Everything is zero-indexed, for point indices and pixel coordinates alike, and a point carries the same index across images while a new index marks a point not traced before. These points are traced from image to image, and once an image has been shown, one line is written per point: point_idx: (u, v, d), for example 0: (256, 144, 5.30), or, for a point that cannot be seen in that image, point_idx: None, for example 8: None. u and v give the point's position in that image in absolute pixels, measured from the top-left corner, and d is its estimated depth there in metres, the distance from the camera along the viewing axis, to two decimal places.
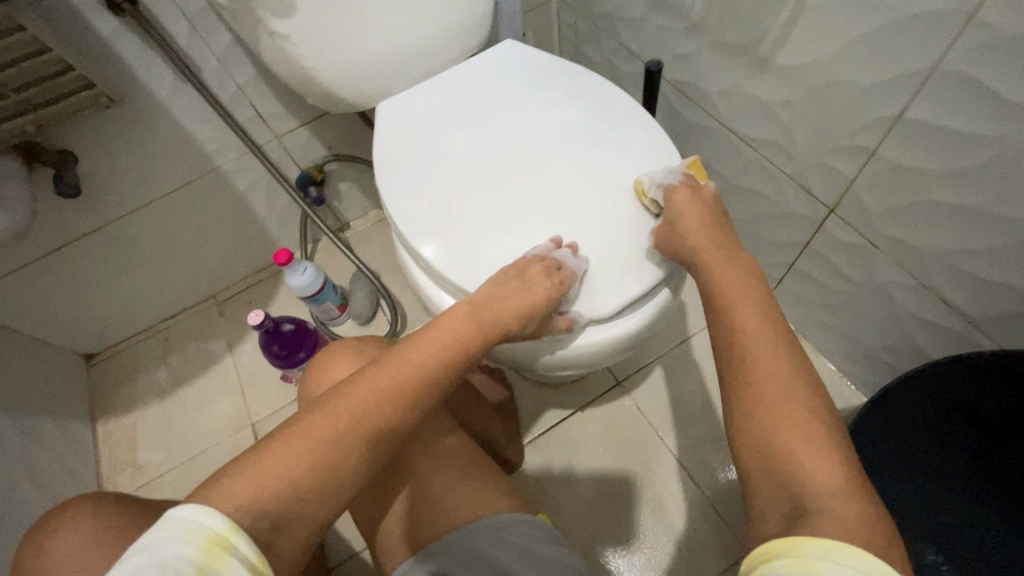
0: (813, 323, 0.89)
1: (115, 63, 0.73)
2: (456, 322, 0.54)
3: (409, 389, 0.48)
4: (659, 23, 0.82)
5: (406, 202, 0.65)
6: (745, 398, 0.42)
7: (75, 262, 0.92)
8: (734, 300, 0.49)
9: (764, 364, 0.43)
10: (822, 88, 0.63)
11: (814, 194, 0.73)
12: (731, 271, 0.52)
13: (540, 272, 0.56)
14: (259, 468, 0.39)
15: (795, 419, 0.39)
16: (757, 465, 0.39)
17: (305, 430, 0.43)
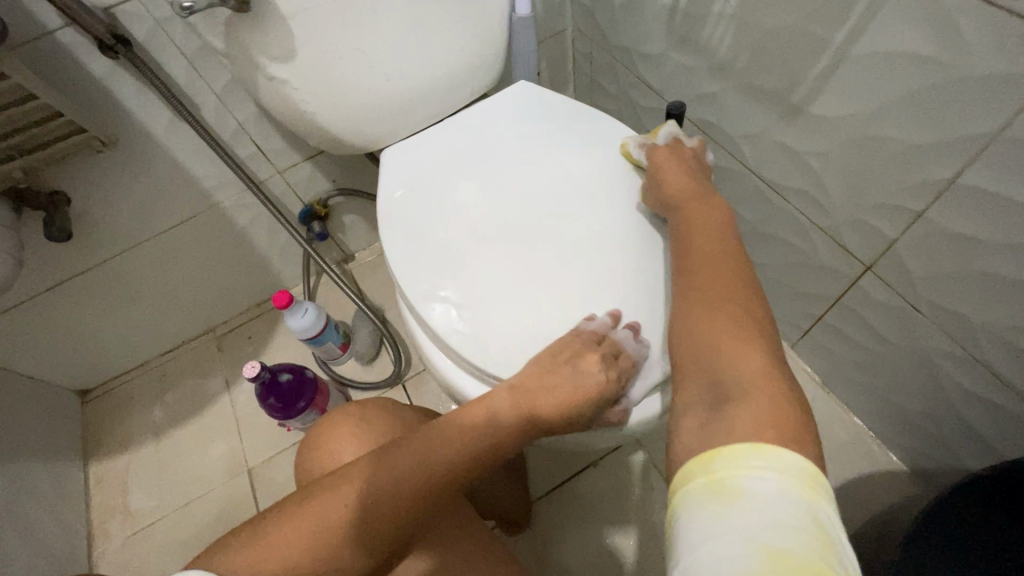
0: (843, 378, 0.83)
1: (109, 103, 0.69)
2: (491, 412, 0.48)
3: (425, 487, 0.44)
4: (680, 61, 0.78)
5: (414, 265, 0.61)
6: (689, 312, 0.43)
7: (68, 301, 0.89)
8: (697, 236, 0.48)
9: (715, 288, 0.43)
10: (862, 142, 0.58)
11: (849, 249, 0.68)
12: (701, 206, 0.51)
13: (594, 360, 0.50)
14: (260, 552, 0.41)
15: (737, 338, 0.39)
16: (691, 369, 0.39)
17: (307, 515, 0.43)
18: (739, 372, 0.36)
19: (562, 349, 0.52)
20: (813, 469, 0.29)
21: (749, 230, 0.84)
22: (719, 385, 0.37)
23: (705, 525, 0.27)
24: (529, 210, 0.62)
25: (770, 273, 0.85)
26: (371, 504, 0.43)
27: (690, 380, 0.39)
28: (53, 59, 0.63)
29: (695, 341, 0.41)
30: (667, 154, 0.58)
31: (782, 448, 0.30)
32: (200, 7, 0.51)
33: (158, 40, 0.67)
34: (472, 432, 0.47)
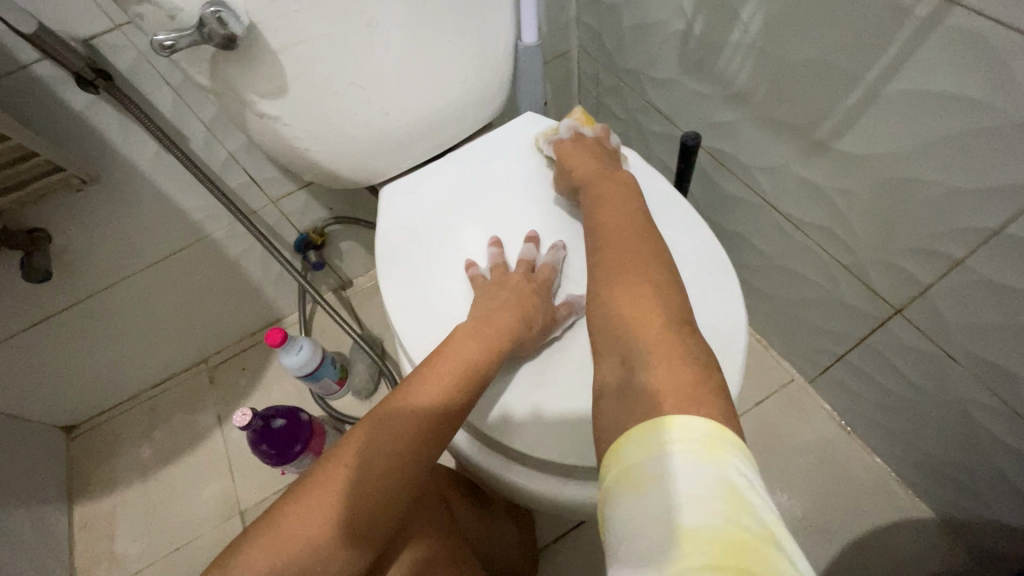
0: (866, 420, 0.79)
1: (90, 138, 0.66)
2: (464, 338, 0.48)
3: (420, 425, 0.44)
4: (693, 88, 0.74)
5: (415, 323, 0.56)
6: (597, 295, 0.43)
7: (50, 338, 0.85)
8: (606, 219, 0.50)
9: (622, 266, 0.44)
10: (894, 183, 0.54)
11: (876, 290, 0.64)
12: (610, 186, 0.53)
13: (519, 279, 0.54)
14: (274, 538, 0.39)
15: (642, 314, 0.40)
16: (605, 351, 0.40)
17: (313, 490, 0.41)
18: (646, 348, 0.38)
19: (502, 279, 0.55)
20: (716, 428, 0.30)
21: (765, 262, 0.80)
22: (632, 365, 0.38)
23: (625, 516, 0.28)
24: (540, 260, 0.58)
25: (788, 307, 0.81)
26: (371, 457, 0.42)
27: (604, 362, 0.40)
28: (28, 94, 0.59)
29: (607, 323, 0.41)
30: (574, 142, 0.60)
31: (677, 415, 0.31)
32: (180, 46, 0.47)
33: (142, 71, 0.64)
34: (447, 363, 0.46)
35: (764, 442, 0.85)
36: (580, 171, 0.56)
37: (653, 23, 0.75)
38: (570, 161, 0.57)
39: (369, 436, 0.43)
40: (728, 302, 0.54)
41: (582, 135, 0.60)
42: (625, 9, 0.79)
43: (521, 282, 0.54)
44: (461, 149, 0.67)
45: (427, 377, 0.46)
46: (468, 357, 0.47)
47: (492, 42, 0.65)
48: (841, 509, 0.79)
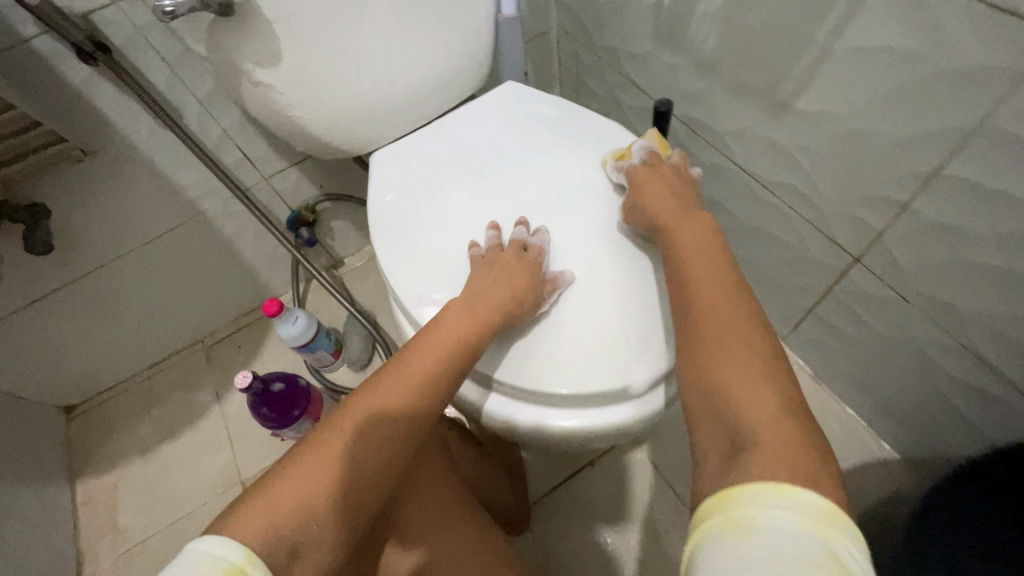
0: (836, 371, 0.84)
1: (88, 112, 0.68)
2: (456, 317, 0.51)
3: (412, 398, 0.47)
4: (665, 59, 0.78)
5: (407, 278, 0.60)
6: (699, 350, 0.42)
7: (50, 316, 0.86)
8: (693, 265, 0.47)
9: (717, 318, 0.43)
10: (848, 137, 0.59)
11: (837, 242, 0.69)
12: (688, 227, 0.50)
13: (511, 256, 0.56)
14: (273, 498, 0.40)
15: (747, 381, 0.38)
16: (706, 415, 0.39)
17: (313, 454, 0.43)
18: (760, 417, 0.36)
19: (497, 257, 0.56)
20: (833, 506, 0.28)
21: (738, 226, 0.85)
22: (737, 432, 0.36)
23: (722, 561, 0.27)
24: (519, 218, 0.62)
25: (760, 268, 0.86)
26: (367, 424, 0.45)
27: (706, 422, 0.39)
28: (29, 68, 0.61)
29: (708, 384, 0.40)
30: (649, 170, 0.58)
31: (791, 484, 0.29)
32: (180, 12, 0.50)
33: (138, 47, 0.66)
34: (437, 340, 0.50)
35: None
36: (655, 208, 0.54)
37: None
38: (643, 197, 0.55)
39: (365, 403, 0.46)
40: None
41: (655, 165, 0.58)
42: None
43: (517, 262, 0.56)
44: (447, 117, 0.71)
45: (423, 354, 0.49)
46: (460, 334, 0.50)
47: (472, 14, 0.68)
48: None
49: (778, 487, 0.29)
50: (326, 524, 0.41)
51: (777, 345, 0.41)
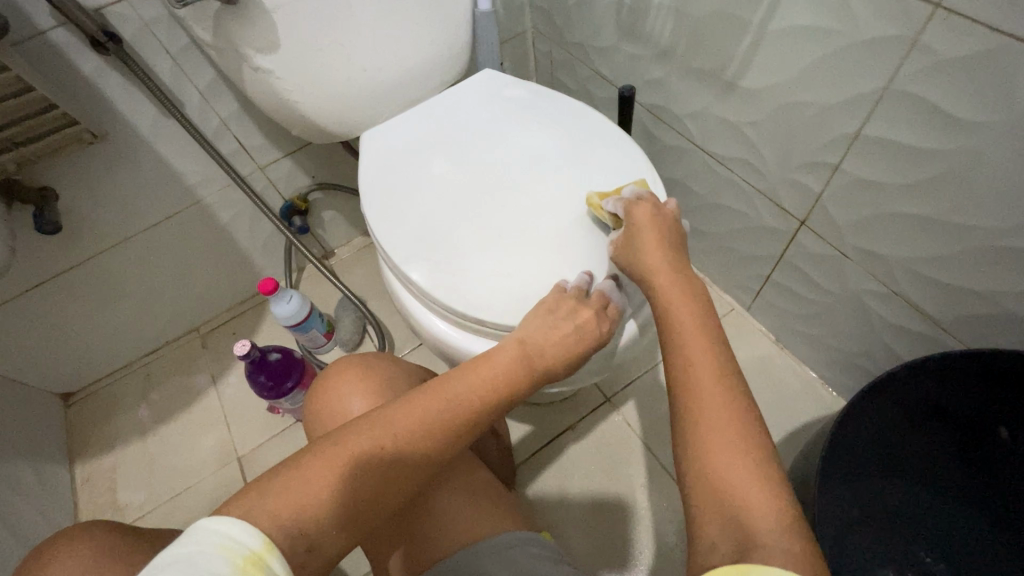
0: (794, 333, 0.91)
1: (97, 100, 0.73)
2: (502, 364, 0.52)
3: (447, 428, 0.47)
4: (629, 51, 0.86)
5: (398, 233, 0.66)
6: (694, 413, 0.41)
7: (52, 299, 0.90)
8: (687, 335, 0.45)
9: (708, 393, 0.41)
10: (785, 109, 0.66)
11: (785, 207, 0.76)
12: (681, 292, 0.49)
13: (592, 316, 0.55)
14: (283, 494, 0.39)
15: (734, 458, 0.37)
16: (706, 499, 0.37)
17: (330, 457, 0.42)
18: (762, 510, 0.34)
19: (562, 303, 0.56)
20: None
21: (700, 202, 0.92)
22: (737, 519, 0.34)
23: None
24: (499, 179, 0.68)
25: (722, 241, 0.93)
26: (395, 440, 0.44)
27: (705, 500, 0.37)
28: (46, 57, 0.67)
29: (703, 459, 0.38)
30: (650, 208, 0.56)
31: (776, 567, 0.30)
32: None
33: (145, 40, 0.72)
34: (482, 376, 0.51)
35: None
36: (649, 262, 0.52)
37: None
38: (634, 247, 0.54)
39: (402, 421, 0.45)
40: None
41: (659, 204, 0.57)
42: None
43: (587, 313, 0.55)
44: (432, 98, 0.78)
45: (459, 384, 0.50)
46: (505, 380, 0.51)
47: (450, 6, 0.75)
48: (776, 412, 0.91)
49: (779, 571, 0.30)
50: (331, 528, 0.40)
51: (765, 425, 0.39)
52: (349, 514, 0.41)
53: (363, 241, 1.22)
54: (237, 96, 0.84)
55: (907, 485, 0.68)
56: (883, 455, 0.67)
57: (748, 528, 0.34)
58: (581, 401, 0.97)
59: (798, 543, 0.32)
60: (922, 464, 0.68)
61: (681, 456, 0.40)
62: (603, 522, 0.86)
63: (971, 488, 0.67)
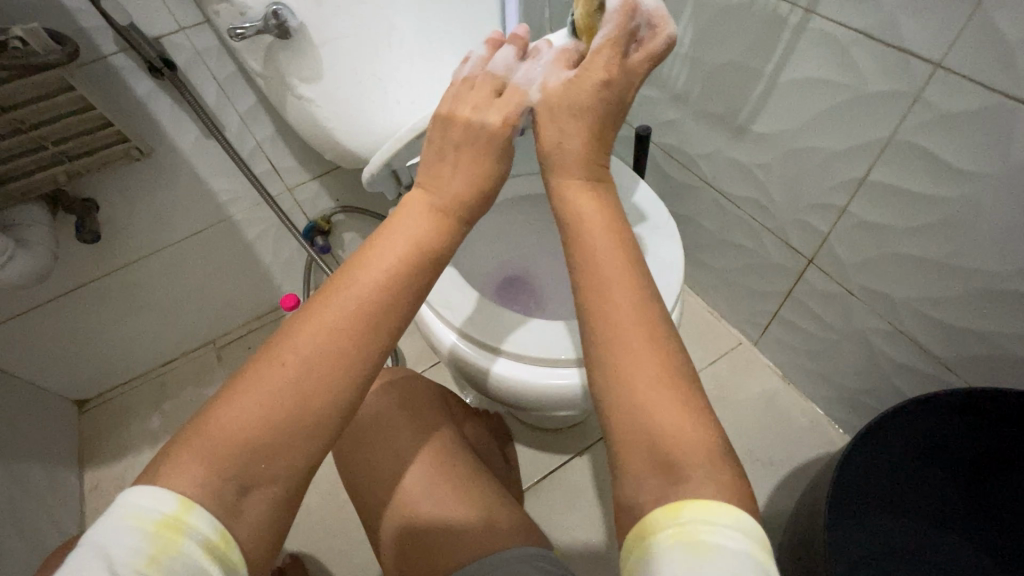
0: (800, 369, 0.93)
1: (146, 119, 0.78)
2: (412, 218, 0.44)
3: (366, 324, 0.38)
4: (645, 94, 0.91)
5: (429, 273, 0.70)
6: (608, 329, 0.39)
7: (80, 307, 0.93)
8: (594, 247, 0.43)
9: (621, 313, 0.39)
10: (794, 153, 0.70)
11: (794, 246, 0.79)
12: (582, 190, 0.47)
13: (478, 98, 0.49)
14: (205, 437, 0.34)
15: (658, 386, 0.35)
16: (628, 428, 0.35)
17: (245, 393, 0.35)
18: (689, 441, 0.33)
19: (462, 130, 0.47)
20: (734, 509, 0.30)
21: (710, 238, 0.96)
22: (658, 447, 0.33)
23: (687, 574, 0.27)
24: None
25: (730, 276, 0.96)
26: (310, 352, 0.36)
27: (626, 430, 0.35)
28: (105, 80, 0.72)
29: (620, 381, 0.36)
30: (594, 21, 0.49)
31: (713, 498, 0.30)
32: (249, 34, 0.61)
33: (195, 66, 0.77)
34: (394, 251, 0.41)
35: (715, 394, 0.98)
36: (567, 143, 0.48)
37: None
38: (568, 100, 0.48)
39: (310, 332, 0.37)
40: (668, 242, 0.68)
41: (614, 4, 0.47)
42: None
43: (490, 125, 0.47)
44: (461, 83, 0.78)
45: (369, 267, 0.40)
46: (423, 248, 0.42)
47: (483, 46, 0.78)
48: (781, 446, 0.92)
49: (717, 501, 0.30)
50: (287, 450, 0.35)
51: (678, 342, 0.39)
52: (297, 430, 0.35)
53: None
54: (274, 120, 0.89)
55: (912, 523, 0.69)
56: (887, 490, 0.68)
57: (676, 457, 0.32)
58: (589, 428, 0.98)
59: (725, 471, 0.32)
60: (925, 501, 0.69)
61: (598, 383, 0.38)
62: (608, 551, 0.86)
63: (971, 525, 0.68)
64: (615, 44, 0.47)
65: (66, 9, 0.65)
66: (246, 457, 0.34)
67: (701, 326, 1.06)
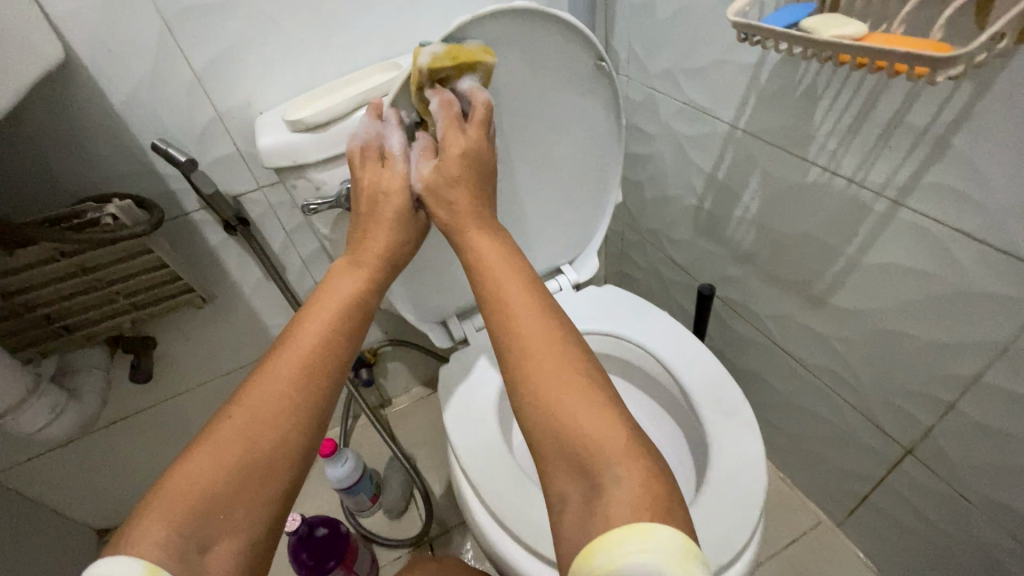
0: (900, 568, 0.79)
1: (215, 265, 0.81)
2: (341, 278, 0.54)
3: (309, 365, 0.48)
4: (706, 248, 0.89)
5: (477, 448, 0.67)
6: (515, 350, 0.47)
7: (120, 435, 0.92)
8: (499, 279, 0.51)
9: (528, 334, 0.47)
10: (882, 335, 0.64)
11: (886, 430, 0.70)
12: (480, 228, 0.54)
13: (373, 171, 0.56)
14: (171, 498, 0.40)
15: (566, 393, 0.44)
16: (548, 437, 0.43)
17: (211, 448, 0.43)
18: (605, 442, 0.41)
19: (375, 192, 0.56)
20: (632, 524, 0.35)
21: (780, 400, 0.87)
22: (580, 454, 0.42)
23: None
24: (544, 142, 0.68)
25: (806, 445, 0.86)
26: (261, 400, 0.45)
27: (545, 438, 0.44)
28: (183, 232, 0.75)
29: (536, 397, 0.45)
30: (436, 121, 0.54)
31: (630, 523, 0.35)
32: (321, 209, 0.62)
33: (267, 219, 0.81)
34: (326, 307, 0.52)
35: None
36: (455, 200, 0.54)
37: (670, 198, 0.92)
38: (446, 170, 0.54)
39: (260, 386, 0.46)
40: (744, 433, 0.61)
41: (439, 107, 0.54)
42: (647, 186, 0.97)
43: (393, 185, 0.56)
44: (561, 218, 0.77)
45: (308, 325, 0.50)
46: (350, 301, 0.53)
47: (551, 183, 0.73)
48: None
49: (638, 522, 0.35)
50: (250, 488, 0.42)
51: (585, 349, 0.48)
52: (260, 470, 0.43)
53: (421, 391, 1.23)
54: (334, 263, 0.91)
55: None
56: None
57: (589, 458, 0.41)
58: None
59: (634, 469, 0.40)
60: None
61: (517, 400, 0.46)
62: None
63: None
64: (451, 122, 0.53)
65: (160, 174, 0.69)
66: (213, 500, 0.41)
67: (773, 496, 0.93)
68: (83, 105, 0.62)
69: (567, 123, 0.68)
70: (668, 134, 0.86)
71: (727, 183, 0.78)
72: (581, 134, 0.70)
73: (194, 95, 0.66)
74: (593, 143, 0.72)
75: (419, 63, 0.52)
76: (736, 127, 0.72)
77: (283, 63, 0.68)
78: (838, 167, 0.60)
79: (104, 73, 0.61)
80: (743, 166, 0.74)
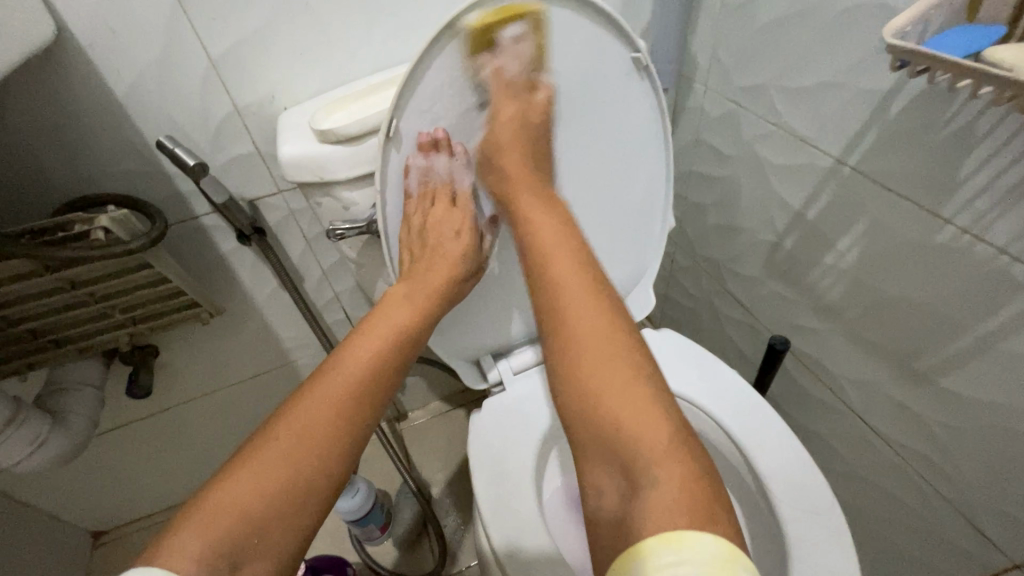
0: None
1: (225, 274, 0.72)
2: (396, 299, 0.47)
3: (353, 378, 0.40)
4: (776, 290, 0.78)
5: (511, 521, 0.57)
6: (564, 335, 0.39)
7: (117, 442, 0.85)
8: (544, 255, 0.43)
9: (584, 318, 0.39)
10: (1007, 434, 0.53)
11: (989, 538, 0.59)
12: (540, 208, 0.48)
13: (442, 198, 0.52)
14: (203, 518, 0.33)
15: (618, 389, 0.36)
16: (581, 427, 0.36)
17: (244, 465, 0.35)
18: (644, 439, 0.33)
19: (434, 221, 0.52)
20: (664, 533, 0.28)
21: (849, 471, 0.77)
22: (626, 456, 0.34)
23: None
24: (607, 136, 0.57)
25: (875, 528, 0.76)
26: (300, 417, 0.37)
27: (580, 425, 0.36)
28: (191, 238, 0.66)
29: (582, 386, 0.37)
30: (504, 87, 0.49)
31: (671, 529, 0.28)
32: (349, 233, 0.53)
33: (286, 226, 0.72)
34: (374, 322, 0.45)
35: None
36: (508, 170, 0.51)
37: (740, 228, 0.81)
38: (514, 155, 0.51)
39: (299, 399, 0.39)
40: (832, 547, 0.51)
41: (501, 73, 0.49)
42: (712, 211, 0.86)
43: (461, 223, 0.52)
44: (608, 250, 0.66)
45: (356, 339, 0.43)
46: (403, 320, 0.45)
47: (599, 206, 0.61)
48: None
49: (691, 532, 0.28)
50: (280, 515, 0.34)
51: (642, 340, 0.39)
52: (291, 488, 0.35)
53: (439, 407, 1.15)
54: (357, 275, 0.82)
55: None
56: None
57: (634, 461, 0.33)
58: None
59: (686, 473, 0.32)
60: None
61: (561, 396, 0.38)
62: None
63: None
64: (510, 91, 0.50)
65: (166, 173, 0.60)
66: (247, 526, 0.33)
67: None
68: (77, 90, 0.52)
69: (622, 132, 0.57)
70: (750, 157, 0.74)
71: (819, 225, 0.66)
72: (628, 147, 0.59)
73: (209, 85, 0.56)
74: (641, 169, 0.61)
75: (468, 25, 0.45)
76: (845, 163, 0.60)
77: (311, 52, 0.57)
78: (990, 232, 0.48)
79: (102, 55, 0.51)
80: (844, 208, 0.62)
